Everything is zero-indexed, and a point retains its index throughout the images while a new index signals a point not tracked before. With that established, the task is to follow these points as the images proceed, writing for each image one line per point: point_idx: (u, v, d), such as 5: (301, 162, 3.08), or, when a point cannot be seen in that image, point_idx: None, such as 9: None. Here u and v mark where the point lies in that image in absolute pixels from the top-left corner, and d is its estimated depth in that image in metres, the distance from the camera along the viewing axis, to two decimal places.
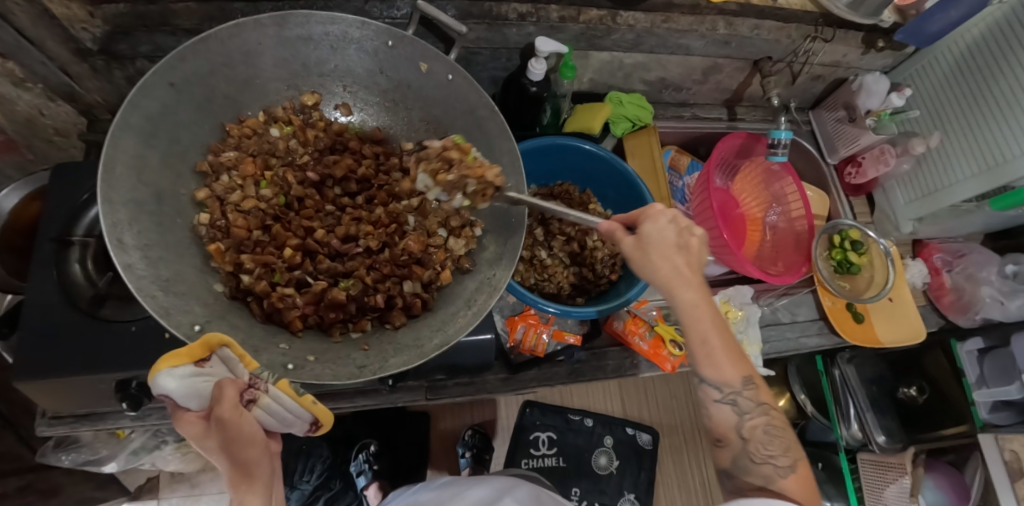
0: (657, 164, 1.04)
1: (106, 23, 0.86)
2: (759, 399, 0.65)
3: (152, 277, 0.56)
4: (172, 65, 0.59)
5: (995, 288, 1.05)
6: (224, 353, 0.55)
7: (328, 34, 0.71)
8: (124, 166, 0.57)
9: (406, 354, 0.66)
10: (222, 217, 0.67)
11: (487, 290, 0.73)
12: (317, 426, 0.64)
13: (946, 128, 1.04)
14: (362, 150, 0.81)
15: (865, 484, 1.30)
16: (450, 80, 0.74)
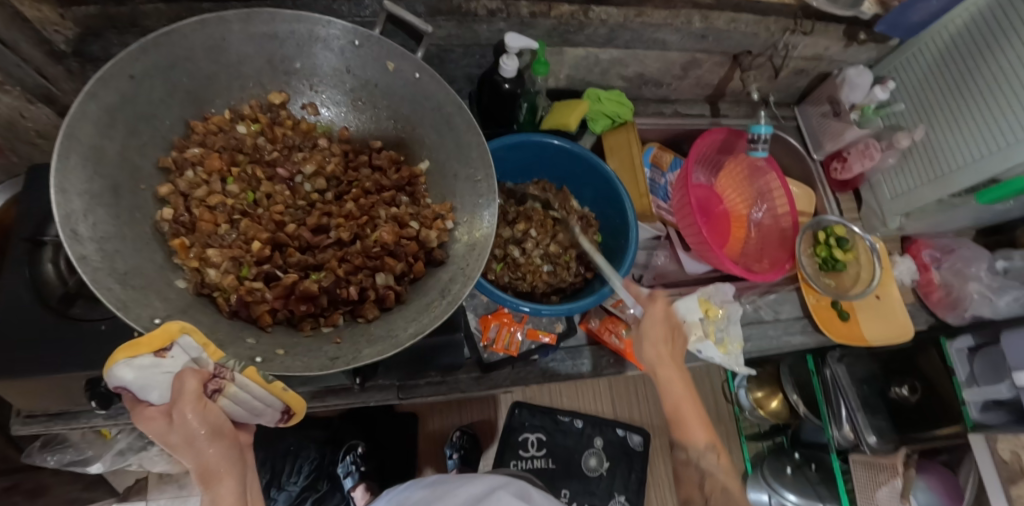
0: (635, 160, 1.03)
1: (77, 25, 0.87)
2: (720, 464, 0.76)
3: (108, 269, 0.54)
4: (132, 58, 0.58)
5: (983, 284, 1.03)
6: (184, 341, 0.54)
7: (294, 33, 0.70)
8: (82, 156, 0.55)
9: (380, 345, 0.64)
10: (187, 212, 0.66)
11: (461, 279, 0.71)
12: (290, 414, 0.66)
13: (932, 121, 1.02)
14: (331, 148, 0.80)
15: (856, 484, 1.24)
16: (417, 78, 0.73)
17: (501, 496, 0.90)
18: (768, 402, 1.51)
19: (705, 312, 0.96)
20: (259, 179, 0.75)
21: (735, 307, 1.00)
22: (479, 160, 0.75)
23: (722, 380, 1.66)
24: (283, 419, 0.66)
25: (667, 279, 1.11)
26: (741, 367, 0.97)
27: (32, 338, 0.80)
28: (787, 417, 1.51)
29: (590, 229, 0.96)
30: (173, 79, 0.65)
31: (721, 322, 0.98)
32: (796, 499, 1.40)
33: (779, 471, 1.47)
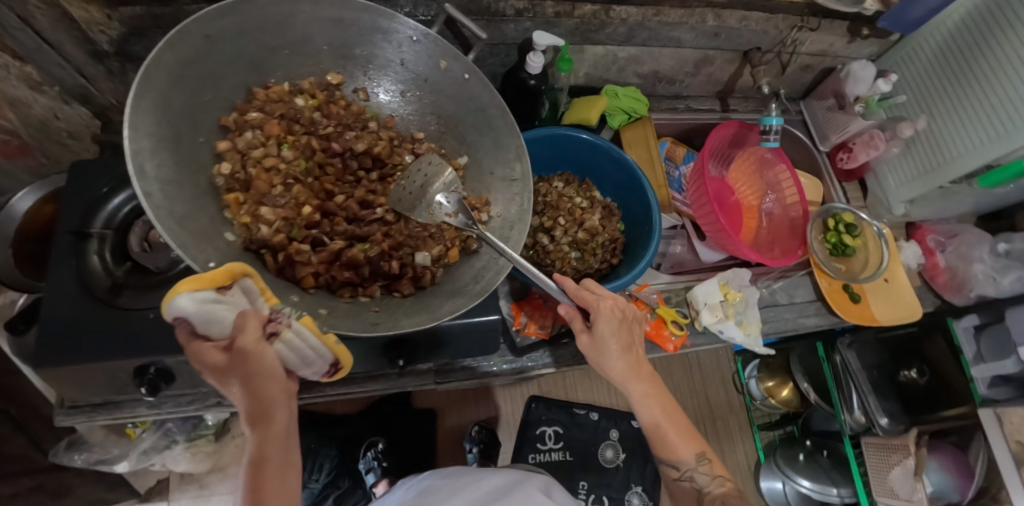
0: (654, 152, 1.09)
1: (123, 25, 0.90)
2: (713, 473, 0.78)
3: (167, 210, 0.57)
4: (210, 18, 0.62)
5: (987, 265, 1.07)
6: (246, 283, 0.57)
7: (360, 21, 0.75)
8: (153, 101, 0.59)
9: (416, 317, 0.70)
10: (242, 170, 0.69)
11: (495, 267, 0.78)
12: (335, 370, 0.68)
13: (933, 112, 1.07)
14: (379, 132, 0.82)
15: (870, 468, 1.29)
16: (467, 79, 0.80)
17: (531, 492, 0.94)
18: (779, 391, 1.55)
19: (725, 295, 1.01)
20: (313, 150, 0.78)
21: (753, 291, 1.04)
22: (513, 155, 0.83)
23: (733, 372, 1.70)
24: (327, 374, 0.68)
25: (684, 267, 1.15)
26: (761, 346, 1.02)
27: (80, 327, 0.82)
28: (798, 405, 1.56)
29: (613, 218, 1.01)
30: (242, 45, 0.69)
31: (740, 305, 1.02)
32: (810, 484, 1.45)
33: (792, 459, 1.51)
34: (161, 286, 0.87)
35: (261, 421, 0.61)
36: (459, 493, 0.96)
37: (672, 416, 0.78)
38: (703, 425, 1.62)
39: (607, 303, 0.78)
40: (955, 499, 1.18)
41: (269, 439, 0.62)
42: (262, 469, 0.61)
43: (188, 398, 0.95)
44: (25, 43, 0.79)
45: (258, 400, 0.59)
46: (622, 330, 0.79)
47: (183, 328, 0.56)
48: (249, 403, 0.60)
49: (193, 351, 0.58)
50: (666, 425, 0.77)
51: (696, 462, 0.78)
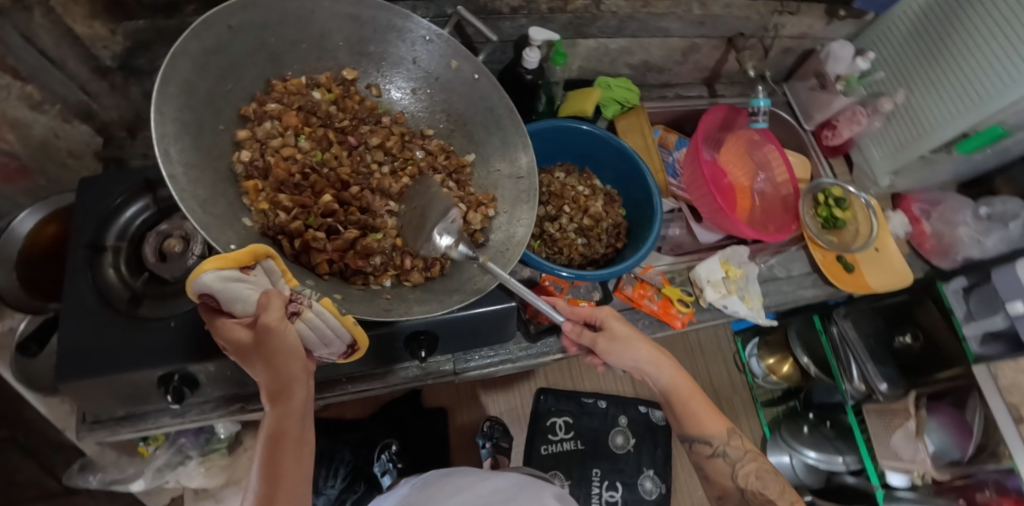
0: (649, 139, 1.12)
1: (127, 39, 0.88)
2: (744, 447, 0.81)
3: (191, 194, 0.62)
4: (233, 10, 0.69)
5: (971, 228, 1.12)
6: (268, 264, 0.65)
7: (374, 19, 0.82)
8: (178, 87, 0.65)
9: (428, 304, 0.76)
10: (261, 158, 0.75)
11: (500, 260, 0.82)
12: (351, 351, 0.76)
13: (909, 85, 1.12)
14: (391, 127, 0.89)
15: (873, 433, 1.30)
16: (476, 79, 0.88)
17: (539, 495, 0.99)
18: (779, 367, 1.61)
19: (727, 272, 1.06)
20: (329, 142, 0.83)
21: (752, 267, 1.09)
22: (519, 152, 0.88)
23: (733, 352, 1.74)
24: (342, 355, 0.75)
25: (683, 249, 1.17)
26: (765, 318, 1.06)
27: (104, 338, 0.82)
28: (799, 380, 1.62)
29: (613, 203, 1.05)
30: (263, 38, 0.76)
31: (741, 281, 1.07)
32: (815, 455, 1.51)
33: (797, 432, 1.57)
34: (180, 294, 0.88)
35: (280, 397, 0.65)
36: (463, 492, 0.97)
37: (699, 396, 0.82)
38: None
39: (609, 302, 0.85)
40: (956, 457, 1.23)
41: (287, 415, 0.65)
42: (280, 445, 0.63)
43: (211, 405, 0.96)
44: (28, 61, 0.82)
45: (278, 375, 0.64)
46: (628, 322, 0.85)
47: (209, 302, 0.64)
48: (270, 378, 0.64)
49: (218, 326, 0.64)
50: (695, 405, 0.82)
51: (728, 437, 0.81)
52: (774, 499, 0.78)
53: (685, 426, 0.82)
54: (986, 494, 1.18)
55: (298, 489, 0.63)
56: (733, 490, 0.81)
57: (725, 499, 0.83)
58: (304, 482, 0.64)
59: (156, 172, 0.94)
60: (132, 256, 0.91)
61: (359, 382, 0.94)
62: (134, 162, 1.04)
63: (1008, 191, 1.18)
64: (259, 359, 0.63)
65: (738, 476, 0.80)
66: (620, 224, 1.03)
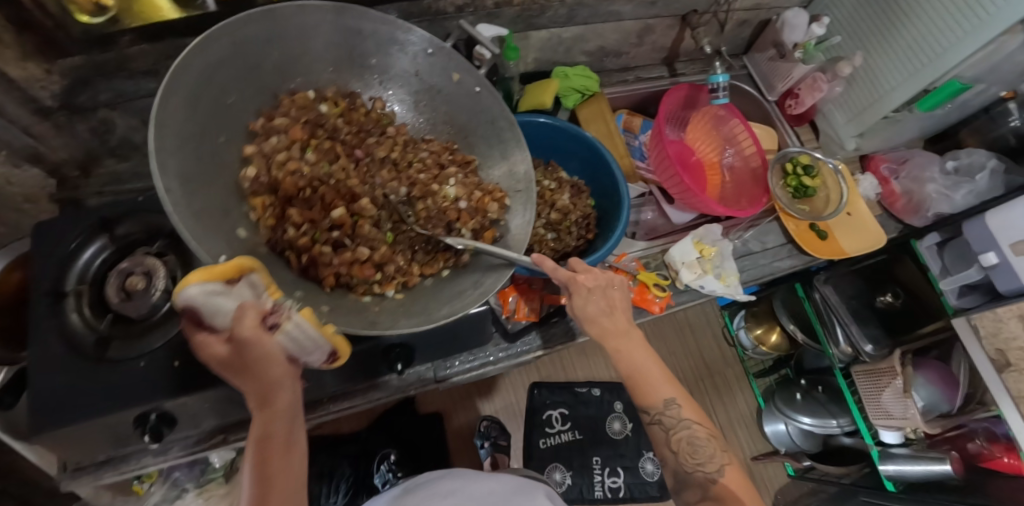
0: (612, 126, 1.11)
1: (64, 77, 0.86)
2: (681, 415, 0.80)
3: (185, 206, 0.62)
4: (238, 24, 0.70)
5: (939, 185, 1.12)
6: (252, 277, 0.59)
7: (377, 32, 0.83)
8: (181, 100, 0.65)
9: (416, 318, 0.76)
10: (266, 174, 0.75)
11: (495, 273, 0.84)
12: (334, 358, 0.69)
13: (867, 47, 1.12)
14: (397, 137, 0.90)
15: (863, 393, 1.31)
16: (477, 91, 0.89)
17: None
18: (767, 337, 1.62)
19: (701, 252, 1.05)
20: (335, 154, 0.83)
21: (726, 243, 1.08)
22: (520, 161, 0.92)
23: (721, 326, 1.75)
24: (329, 362, 0.69)
25: (659, 232, 1.18)
26: (744, 294, 1.05)
27: (84, 385, 0.81)
28: (789, 348, 1.61)
29: (582, 194, 1.04)
30: (267, 50, 0.76)
31: (716, 258, 1.06)
32: (810, 421, 1.50)
33: (790, 400, 1.56)
34: (147, 333, 0.86)
35: (265, 405, 0.62)
36: (452, 494, 0.95)
37: (653, 360, 0.81)
38: (702, 383, 1.68)
39: (583, 278, 0.82)
40: (946, 410, 1.23)
41: (274, 422, 0.63)
42: (268, 452, 0.63)
43: (193, 440, 0.95)
44: None
45: (260, 385, 0.61)
46: (597, 299, 0.81)
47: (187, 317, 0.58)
48: (254, 388, 0.61)
49: (195, 340, 0.59)
50: (644, 368, 0.80)
51: (665, 406, 0.80)
52: (703, 464, 0.79)
53: (630, 388, 0.81)
54: (976, 444, 1.20)
55: (287, 495, 0.63)
56: (667, 457, 0.82)
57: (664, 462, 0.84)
58: (296, 487, 0.65)
59: (111, 209, 0.92)
60: (96, 299, 0.89)
61: (338, 402, 0.91)
62: (91, 200, 1.01)
63: (975, 143, 1.17)
64: (240, 371, 0.60)
65: (671, 441, 0.81)
66: (589, 215, 1.02)
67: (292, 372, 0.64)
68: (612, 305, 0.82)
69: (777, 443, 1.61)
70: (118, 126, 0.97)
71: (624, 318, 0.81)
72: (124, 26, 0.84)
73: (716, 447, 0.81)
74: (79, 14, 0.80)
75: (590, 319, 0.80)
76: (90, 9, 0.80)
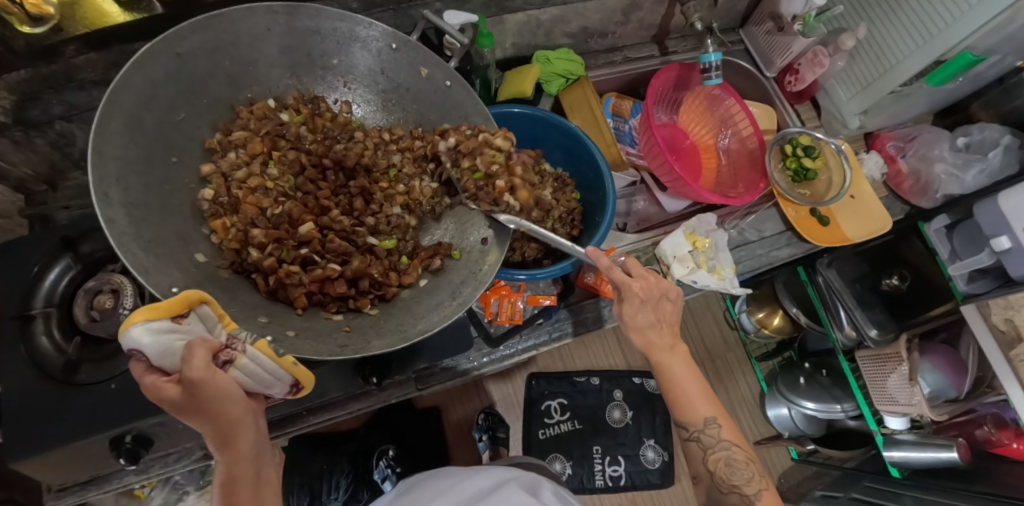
0: (597, 113, 1.05)
1: (12, 93, 0.81)
2: (721, 436, 0.80)
3: (133, 235, 0.59)
4: (180, 36, 0.65)
5: (949, 163, 1.07)
6: (203, 310, 0.58)
7: (336, 30, 0.78)
8: (121, 123, 0.62)
9: (389, 338, 0.71)
10: (226, 194, 0.71)
11: (472, 283, 0.78)
12: (298, 388, 0.68)
13: (870, 17, 1.05)
14: (366, 139, 0.84)
15: (867, 379, 1.25)
16: (448, 86, 0.84)
17: (510, 494, 0.86)
18: (770, 320, 1.59)
19: (693, 244, 1.00)
20: (301, 165, 0.78)
21: (721, 234, 1.03)
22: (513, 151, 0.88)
23: (723, 309, 1.72)
24: (292, 393, 0.67)
25: (651, 222, 1.12)
26: (737, 287, 1.00)
27: (57, 412, 0.79)
28: (791, 330, 1.59)
29: (567, 191, 0.98)
30: (217, 60, 0.71)
31: (709, 251, 1.01)
32: (813, 405, 1.43)
33: (793, 384, 1.52)
34: (119, 354, 0.85)
35: (226, 446, 0.59)
36: (446, 494, 0.90)
37: (692, 378, 0.82)
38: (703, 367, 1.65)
39: (638, 287, 0.82)
40: (953, 396, 1.17)
41: (238, 461, 0.60)
42: (234, 491, 0.60)
43: (174, 457, 0.94)
44: None
45: (217, 425, 0.58)
46: (648, 309, 0.82)
47: (138, 357, 0.57)
48: (211, 428, 0.58)
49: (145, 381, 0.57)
50: (684, 386, 0.81)
51: (705, 425, 0.80)
52: (741, 486, 0.79)
53: (671, 404, 0.82)
54: (984, 430, 1.14)
55: None
56: (703, 472, 0.82)
57: (699, 479, 0.85)
58: None
59: (74, 227, 0.88)
60: (65, 319, 0.86)
61: (320, 414, 0.90)
62: (60, 217, 0.98)
63: (986, 116, 1.12)
64: (195, 413, 0.57)
65: (708, 461, 0.81)
66: (576, 212, 0.98)
67: (252, 409, 0.62)
68: (661, 318, 0.83)
69: (780, 427, 1.58)
70: (79, 138, 0.91)
71: (672, 333, 0.83)
72: (68, 34, 0.79)
73: (755, 471, 0.80)
74: (18, 25, 0.75)
75: (636, 328, 0.82)
76: (28, 18, 0.75)
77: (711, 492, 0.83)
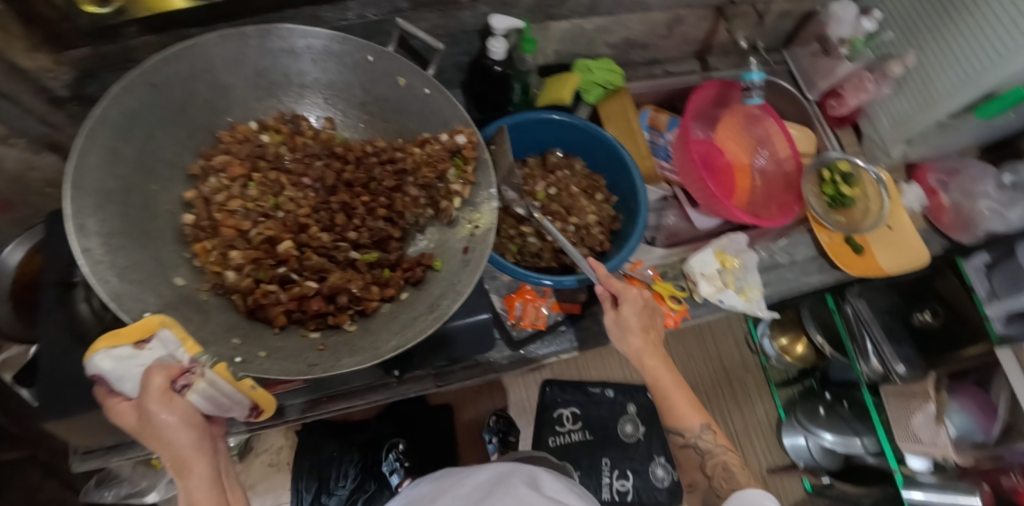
0: (633, 124, 1.05)
1: (73, 68, 0.85)
2: (717, 440, 0.78)
3: (108, 263, 0.56)
4: (155, 67, 0.62)
5: (993, 200, 1.08)
6: (163, 335, 0.54)
7: (309, 47, 0.73)
8: (99, 156, 0.59)
9: (360, 355, 0.64)
10: (208, 217, 0.70)
11: (450, 296, 0.69)
12: (257, 410, 0.65)
13: (922, 44, 1.04)
14: (347, 154, 0.80)
15: (891, 416, 1.20)
16: (428, 95, 0.77)
17: (513, 492, 0.82)
18: (793, 347, 1.56)
19: (722, 263, 0.99)
20: (281, 184, 0.77)
21: (751, 255, 1.02)
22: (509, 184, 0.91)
23: (745, 332, 1.69)
24: (252, 417, 0.65)
25: (680, 238, 1.12)
26: (765, 311, 1.00)
27: (89, 378, 0.82)
28: (814, 360, 1.55)
29: (596, 192, 0.99)
30: (193, 88, 0.69)
31: (738, 272, 1.01)
32: (831, 437, 1.45)
33: (812, 413, 1.52)
34: None
35: (180, 471, 0.53)
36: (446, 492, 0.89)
37: (680, 386, 0.80)
38: (721, 389, 1.63)
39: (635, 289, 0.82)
40: (981, 440, 1.13)
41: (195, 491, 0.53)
42: None
43: None
44: None
45: (173, 451, 0.53)
46: (641, 313, 0.81)
47: (104, 383, 0.55)
48: (168, 453, 0.53)
49: (110, 406, 0.55)
50: (671, 394, 0.79)
51: (700, 431, 0.78)
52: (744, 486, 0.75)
53: (661, 413, 0.80)
54: (1011, 479, 1.11)
55: None
56: (701, 478, 0.80)
57: (697, 485, 0.83)
58: None
59: None
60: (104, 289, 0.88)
61: (339, 403, 0.91)
62: None
63: None
64: (151, 439, 0.53)
65: (706, 465, 0.79)
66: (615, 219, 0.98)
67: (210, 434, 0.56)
68: (649, 324, 0.82)
69: (795, 457, 1.56)
70: None
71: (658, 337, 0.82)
72: (130, 17, 0.80)
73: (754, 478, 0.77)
74: (85, 5, 0.76)
75: (625, 333, 0.81)
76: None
77: (708, 497, 0.81)
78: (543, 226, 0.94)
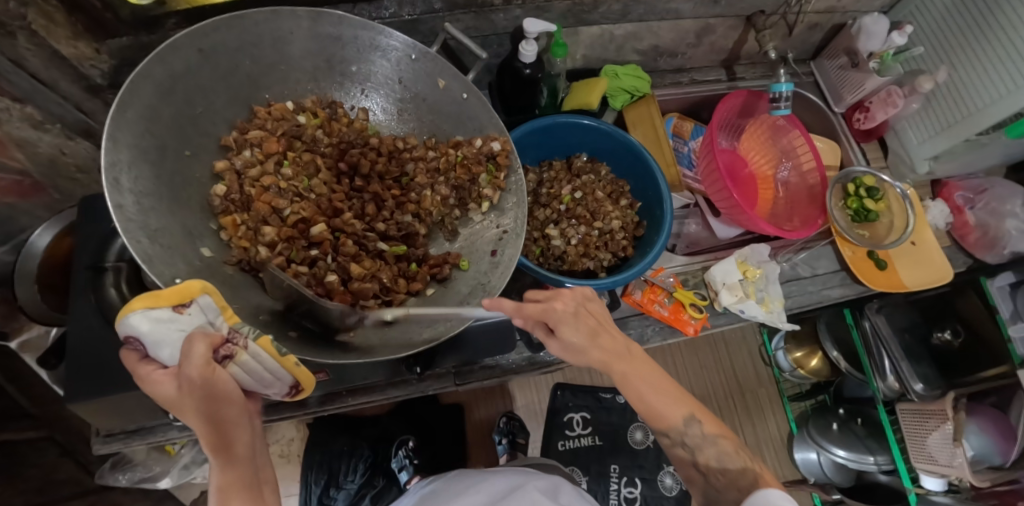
0: (660, 132, 1.05)
1: (112, 58, 0.85)
2: (707, 431, 0.72)
3: (140, 223, 0.56)
4: (205, 32, 0.63)
5: (1020, 221, 1.12)
6: (203, 301, 0.56)
7: (357, 39, 0.74)
8: (137, 113, 0.58)
9: (391, 345, 0.68)
10: (239, 191, 0.68)
11: (481, 294, 0.74)
12: (297, 389, 0.68)
13: (953, 61, 1.04)
14: (380, 146, 0.81)
15: (906, 433, 1.20)
16: (465, 99, 0.80)
17: (526, 493, 0.86)
18: (808, 361, 1.55)
19: (744, 273, 0.99)
20: (316, 167, 0.76)
21: (773, 266, 1.02)
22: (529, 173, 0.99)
23: (759, 344, 1.68)
24: (290, 395, 0.68)
25: (700, 246, 1.11)
26: (785, 322, 1.00)
27: (116, 361, 0.83)
28: (828, 374, 1.56)
29: (621, 198, 0.99)
30: (238, 60, 0.69)
31: (760, 282, 1.00)
32: (845, 454, 1.40)
33: (825, 429, 1.47)
34: None
35: (223, 450, 0.55)
36: (460, 492, 0.90)
37: (657, 383, 0.72)
38: (733, 400, 1.62)
39: (560, 305, 0.70)
40: (998, 463, 1.10)
41: (235, 463, 0.55)
42: (232, 493, 0.54)
43: None
44: (20, 84, 0.78)
45: (215, 424, 0.54)
46: (580, 319, 0.71)
47: (138, 345, 0.57)
48: (207, 429, 0.54)
49: (145, 378, 0.56)
50: (649, 395, 0.71)
51: (685, 426, 0.71)
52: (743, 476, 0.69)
53: (641, 411, 0.72)
54: None
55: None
56: (695, 476, 0.73)
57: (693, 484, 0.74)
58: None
59: None
60: (133, 275, 0.87)
61: (359, 397, 0.92)
62: None
63: None
64: (189, 412, 0.54)
65: (698, 462, 0.72)
66: (642, 227, 0.98)
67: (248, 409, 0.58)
68: (596, 322, 0.73)
69: (806, 472, 1.53)
70: None
71: (616, 336, 0.72)
72: (170, 8, 0.83)
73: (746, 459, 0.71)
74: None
75: (578, 348, 0.70)
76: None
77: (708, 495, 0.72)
78: (567, 229, 0.95)
